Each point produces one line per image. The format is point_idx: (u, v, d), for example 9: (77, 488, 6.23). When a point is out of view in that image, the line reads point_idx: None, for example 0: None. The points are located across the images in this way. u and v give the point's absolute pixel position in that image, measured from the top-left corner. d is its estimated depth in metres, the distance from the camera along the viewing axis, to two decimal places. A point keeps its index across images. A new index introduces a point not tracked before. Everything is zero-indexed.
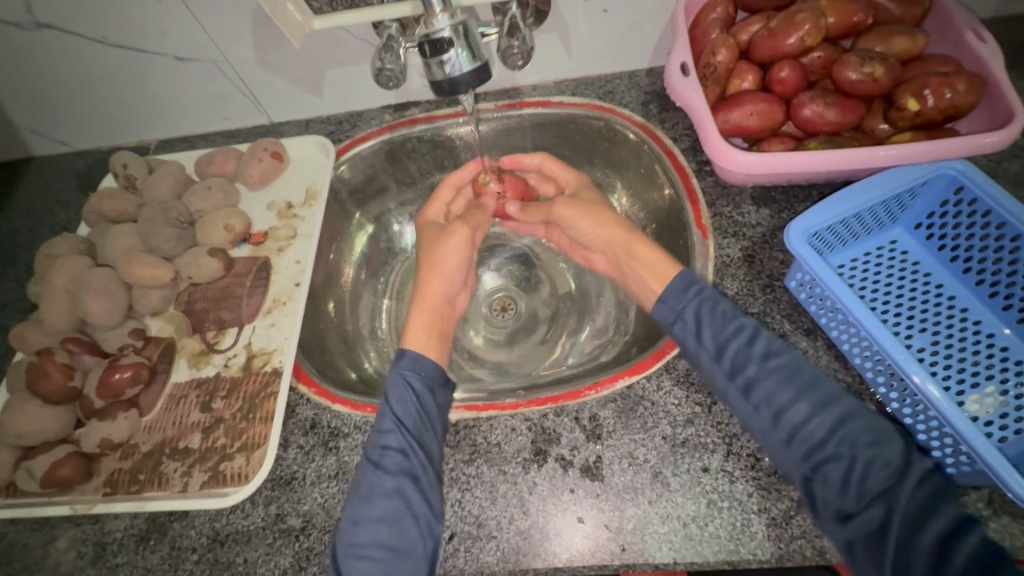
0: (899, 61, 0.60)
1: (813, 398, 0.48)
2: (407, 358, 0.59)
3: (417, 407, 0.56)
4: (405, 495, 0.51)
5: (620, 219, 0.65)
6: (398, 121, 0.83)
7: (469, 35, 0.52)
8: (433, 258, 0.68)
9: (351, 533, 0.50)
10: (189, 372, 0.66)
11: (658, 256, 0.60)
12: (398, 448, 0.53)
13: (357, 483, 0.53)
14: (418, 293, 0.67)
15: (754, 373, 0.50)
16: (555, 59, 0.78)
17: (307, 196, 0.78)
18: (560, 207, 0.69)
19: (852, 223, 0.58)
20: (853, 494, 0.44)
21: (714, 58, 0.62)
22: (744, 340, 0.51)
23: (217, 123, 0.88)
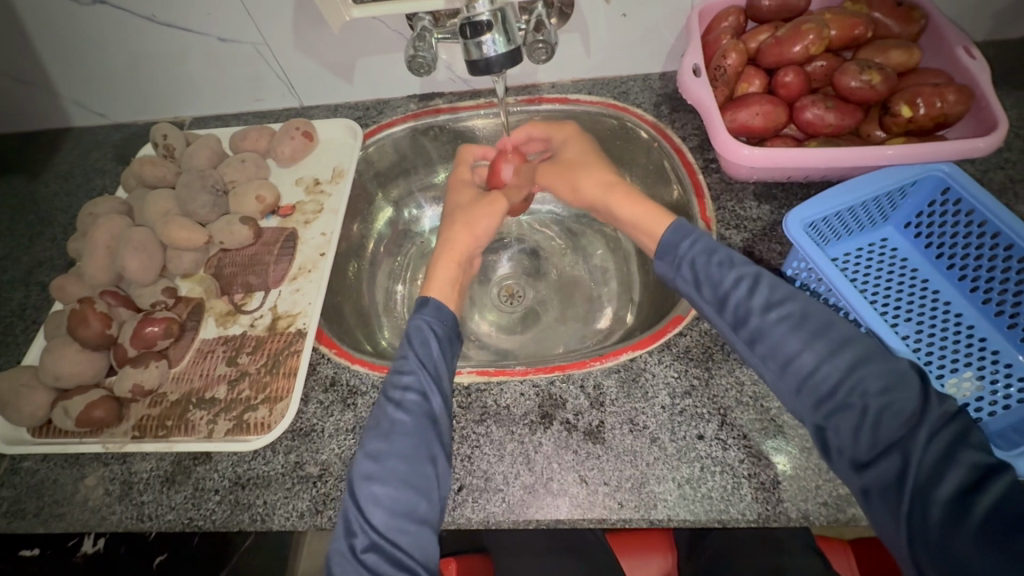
0: (895, 72, 0.65)
1: (821, 345, 0.50)
2: (430, 307, 0.63)
3: (437, 351, 0.59)
4: (425, 434, 0.54)
5: (597, 179, 0.72)
6: (424, 109, 0.88)
7: (506, 21, 0.57)
8: (467, 214, 0.74)
9: (369, 467, 0.52)
10: (216, 330, 0.70)
11: (646, 212, 0.65)
12: (417, 388, 0.56)
13: (374, 421, 0.55)
14: (445, 246, 0.71)
15: (759, 324, 0.52)
16: (574, 58, 0.83)
17: (334, 175, 0.83)
18: (541, 172, 0.78)
19: (846, 216, 0.62)
20: (867, 444, 0.46)
21: (724, 61, 0.67)
22: (746, 289, 0.54)
23: (250, 104, 0.93)
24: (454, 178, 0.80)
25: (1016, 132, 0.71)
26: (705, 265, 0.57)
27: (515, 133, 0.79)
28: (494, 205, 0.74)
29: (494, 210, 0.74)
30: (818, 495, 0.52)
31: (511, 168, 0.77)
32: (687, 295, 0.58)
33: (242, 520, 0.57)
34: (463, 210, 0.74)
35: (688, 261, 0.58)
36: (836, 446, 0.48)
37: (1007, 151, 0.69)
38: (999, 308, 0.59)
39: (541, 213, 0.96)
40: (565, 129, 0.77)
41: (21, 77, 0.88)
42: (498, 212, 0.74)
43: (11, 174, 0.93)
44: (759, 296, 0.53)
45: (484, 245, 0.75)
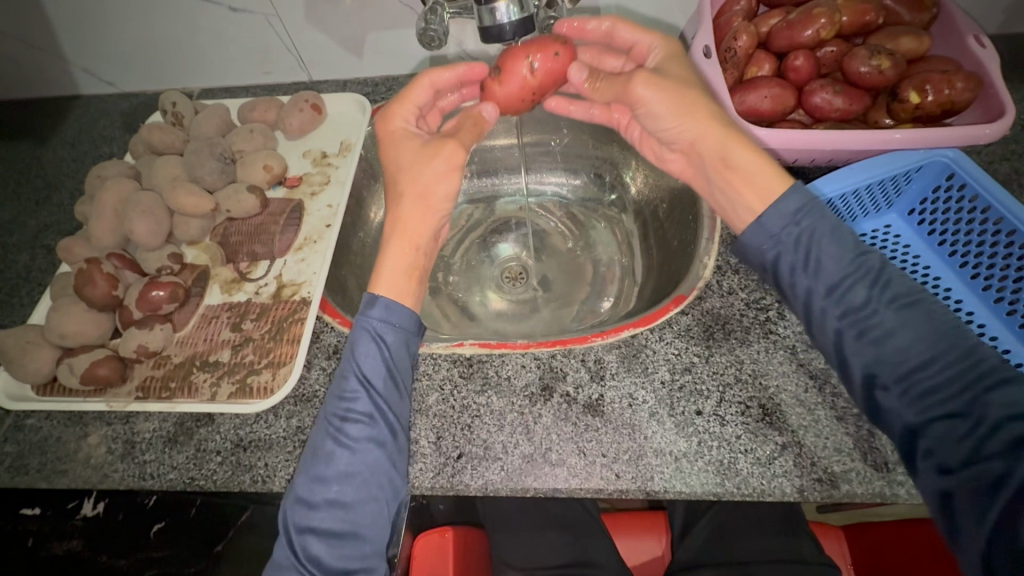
0: (905, 59, 0.65)
1: (948, 351, 0.46)
2: (377, 308, 0.57)
3: (385, 365, 0.55)
4: (372, 461, 0.52)
5: (717, 112, 0.59)
6: None
7: None
8: (415, 172, 0.61)
9: (313, 498, 0.51)
10: (221, 296, 0.70)
11: (760, 165, 0.57)
12: (364, 413, 0.53)
13: (317, 446, 0.53)
14: (394, 224, 0.61)
15: (877, 314, 0.50)
16: None
17: (341, 148, 0.83)
18: (642, 82, 0.60)
19: (853, 200, 0.63)
20: (967, 449, 0.43)
21: (735, 43, 0.68)
22: (870, 283, 0.51)
23: (259, 77, 0.93)
24: (382, 138, 0.65)
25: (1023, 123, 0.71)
26: (828, 248, 0.53)
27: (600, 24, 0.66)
28: (449, 155, 0.60)
29: (444, 167, 0.60)
30: (814, 471, 0.53)
31: (584, 72, 0.65)
32: (778, 275, 0.55)
33: (243, 481, 0.58)
34: (411, 163, 0.61)
35: (799, 232, 0.54)
36: (925, 447, 0.45)
37: (1012, 142, 0.70)
38: (999, 294, 0.59)
39: (547, 196, 0.96)
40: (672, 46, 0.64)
41: (31, 42, 0.88)
42: (456, 166, 0.61)
43: (18, 140, 0.93)
44: (883, 292, 0.51)
45: (448, 213, 0.64)
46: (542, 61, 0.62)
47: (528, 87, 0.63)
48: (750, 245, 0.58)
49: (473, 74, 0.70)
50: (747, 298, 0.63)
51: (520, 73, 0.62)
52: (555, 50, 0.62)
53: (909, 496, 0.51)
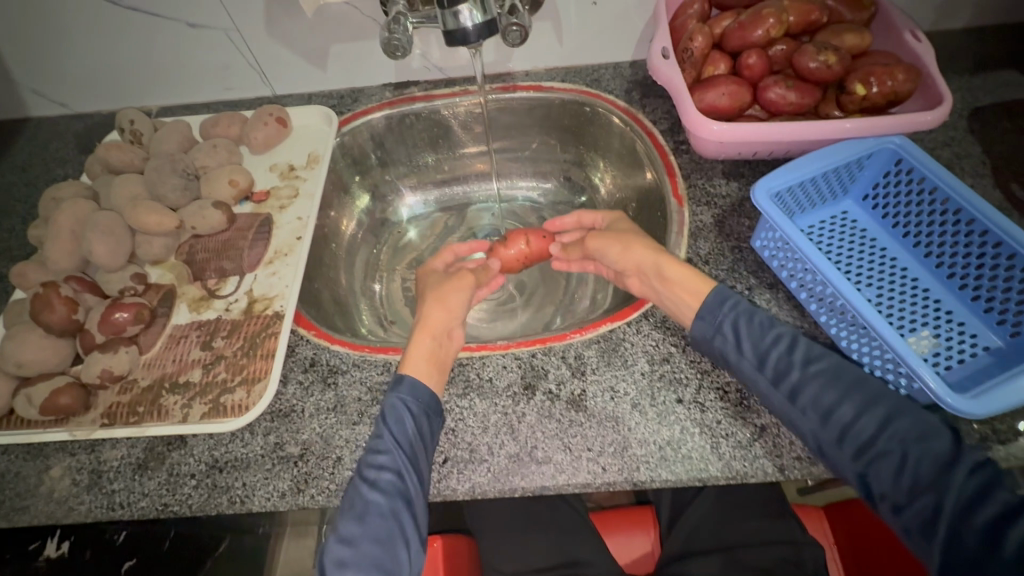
0: (850, 55, 0.69)
1: (858, 398, 0.50)
2: (405, 385, 0.56)
3: (415, 434, 0.54)
4: (400, 518, 0.51)
5: (649, 242, 0.65)
6: (399, 97, 0.88)
7: None
8: (437, 291, 0.67)
9: (341, 554, 0.50)
10: (189, 315, 0.68)
11: (690, 276, 0.60)
12: (394, 473, 0.52)
13: (346, 502, 0.52)
14: (418, 325, 0.63)
15: (798, 379, 0.52)
16: (547, 45, 0.86)
17: (308, 160, 0.82)
18: (590, 241, 0.71)
19: (811, 189, 0.66)
20: (907, 482, 0.47)
21: (691, 44, 0.71)
22: (784, 347, 0.54)
23: (220, 92, 0.91)
24: (420, 276, 0.72)
25: (958, 113, 0.77)
26: (747, 328, 0.56)
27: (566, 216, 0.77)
28: (461, 279, 0.68)
29: (450, 290, 0.66)
30: (792, 449, 0.54)
31: (558, 245, 0.76)
32: (724, 355, 0.57)
33: (220, 503, 0.56)
34: (435, 291, 0.66)
35: (728, 322, 0.57)
36: (878, 490, 0.48)
37: (949, 130, 0.75)
38: (951, 270, 0.62)
39: (518, 201, 0.98)
40: (616, 214, 0.73)
41: None
42: (467, 286, 0.68)
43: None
44: (798, 353, 0.53)
45: (463, 320, 0.66)
46: (535, 240, 0.75)
47: (523, 254, 0.75)
48: (696, 338, 0.59)
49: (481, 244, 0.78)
50: None
51: (514, 249, 0.75)
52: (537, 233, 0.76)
53: None
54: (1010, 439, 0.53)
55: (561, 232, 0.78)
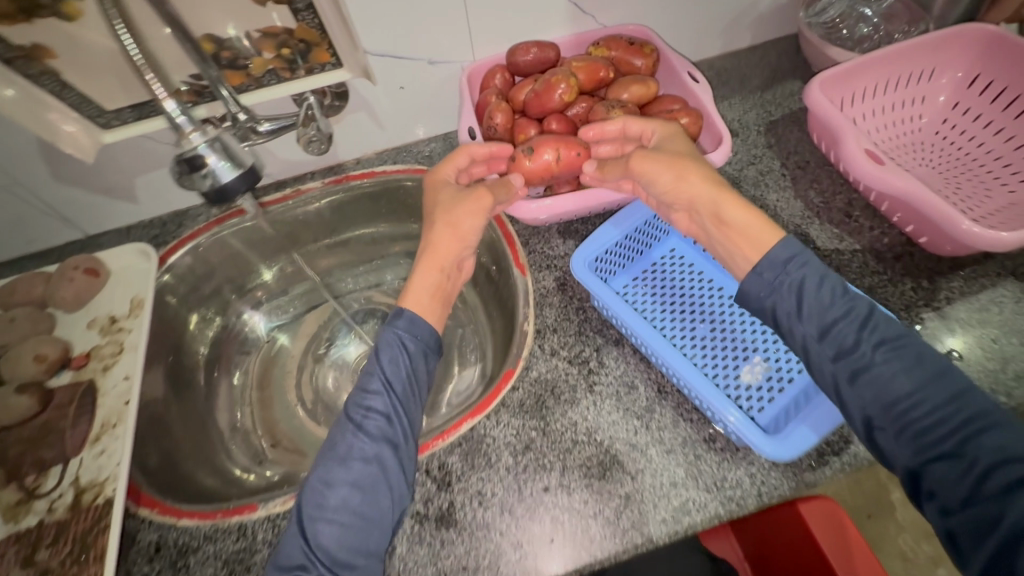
0: (640, 104, 0.73)
1: (934, 390, 0.46)
2: (404, 320, 0.60)
3: (406, 371, 0.58)
4: (383, 461, 0.53)
5: (708, 175, 0.58)
6: (226, 213, 0.83)
7: (228, 146, 0.55)
8: (445, 211, 0.64)
9: (321, 493, 0.51)
10: (5, 528, 0.60)
11: (756, 222, 0.55)
12: (382, 412, 0.55)
13: (334, 442, 0.54)
14: (427, 248, 0.64)
15: (867, 358, 0.49)
16: (368, 132, 0.84)
17: (131, 307, 0.74)
18: (637, 158, 0.61)
19: (625, 249, 0.68)
20: (967, 488, 0.42)
21: (493, 121, 0.73)
22: (855, 324, 0.50)
23: (21, 247, 0.82)
24: (428, 181, 0.68)
25: (756, 130, 0.83)
26: (813, 294, 0.52)
27: (611, 125, 0.67)
28: (477, 200, 0.63)
29: (469, 218, 0.64)
30: (656, 515, 0.55)
31: (593, 164, 0.65)
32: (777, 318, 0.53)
33: None
34: (446, 210, 0.64)
35: (791, 281, 0.52)
36: (929, 489, 0.44)
37: (752, 149, 0.81)
38: None
39: (386, 282, 0.95)
40: (677, 128, 0.64)
41: None
42: (482, 211, 0.64)
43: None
44: (873, 332, 0.50)
45: (473, 247, 0.67)
46: (564, 155, 0.65)
47: (550, 170, 0.66)
48: (747, 293, 0.55)
49: (504, 153, 0.70)
50: (568, 355, 0.65)
51: (540, 159, 0.65)
52: (578, 148, 0.66)
53: (737, 510, 0.55)
54: (843, 448, 0.57)
55: (599, 140, 0.68)
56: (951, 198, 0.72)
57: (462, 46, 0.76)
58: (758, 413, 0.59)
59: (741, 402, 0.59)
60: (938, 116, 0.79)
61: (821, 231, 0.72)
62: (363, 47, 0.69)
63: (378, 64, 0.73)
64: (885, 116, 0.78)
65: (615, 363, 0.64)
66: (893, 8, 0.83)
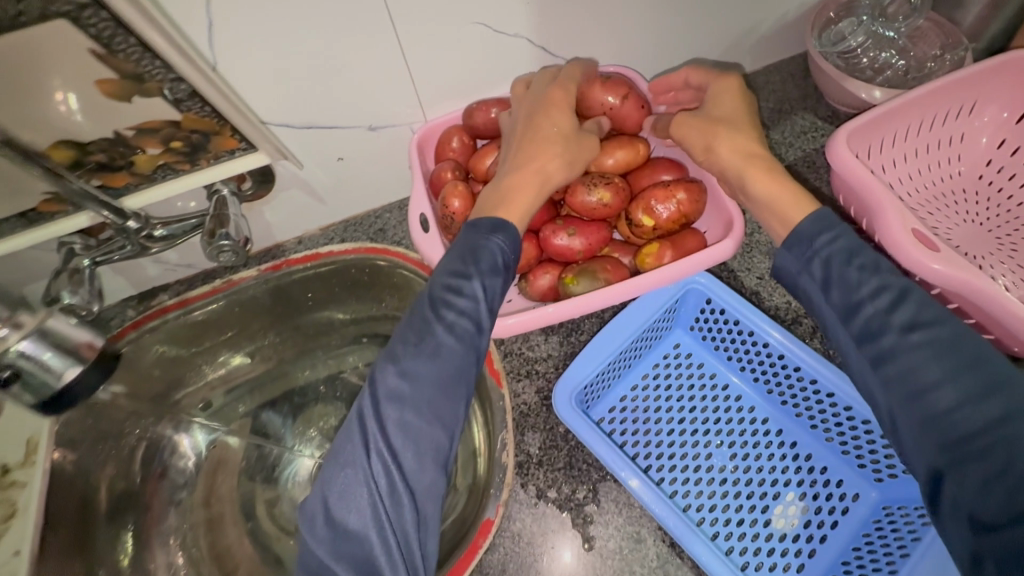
0: (626, 174, 0.60)
1: (969, 381, 0.40)
2: (504, 231, 0.52)
3: (503, 275, 0.52)
4: (467, 370, 0.49)
5: (744, 141, 0.54)
6: (144, 314, 0.70)
7: (57, 331, 0.47)
8: (565, 140, 0.56)
9: (400, 385, 0.47)
10: None
11: (784, 194, 0.51)
12: (472, 317, 0.49)
13: (419, 333, 0.49)
14: (541, 169, 0.55)
15: (893, 345, 0.42)
16: (307, 210, 0.70)
17: (28, 452, 0.62)
18: (683, 123, 0.57)
19: (618, 362, 0.55)
20: (998, 501, 0.36)
21: (449, 207, 0.61)
22: (886, 302, 0.43)
23: None
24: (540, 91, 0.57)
25: None
26: (840, 272, 0.46)
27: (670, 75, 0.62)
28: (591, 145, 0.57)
29: (577, 167, 0.57)
30: None
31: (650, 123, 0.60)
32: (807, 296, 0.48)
33: None
34: (568, 144, 0.56)
35: (819, 259, 0.47)
36: (950, 498, 0.39)
37: None
38: (799, 406, 0.54)
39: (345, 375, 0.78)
40: (731, 81, 0.58)
41: None
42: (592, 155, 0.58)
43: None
44: (900, 314, 0.43)
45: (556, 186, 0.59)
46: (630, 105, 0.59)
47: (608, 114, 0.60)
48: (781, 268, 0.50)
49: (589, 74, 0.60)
50: (556, 498, 0.54)
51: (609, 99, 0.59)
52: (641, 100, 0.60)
53: None
54: None
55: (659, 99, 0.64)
56: (990, 270, 0.62)
57: (409, 108, 0.63)
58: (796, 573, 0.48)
59: (771, 559, 0.49)
60: (980, 157, 0.66)
61: None
62: (261, 118, 0.56)
63: (287, 134, 0.59)
64: (918, 161, 0.66)
65: (614, 509, 0.53)
66: (918, 27, 0.71)
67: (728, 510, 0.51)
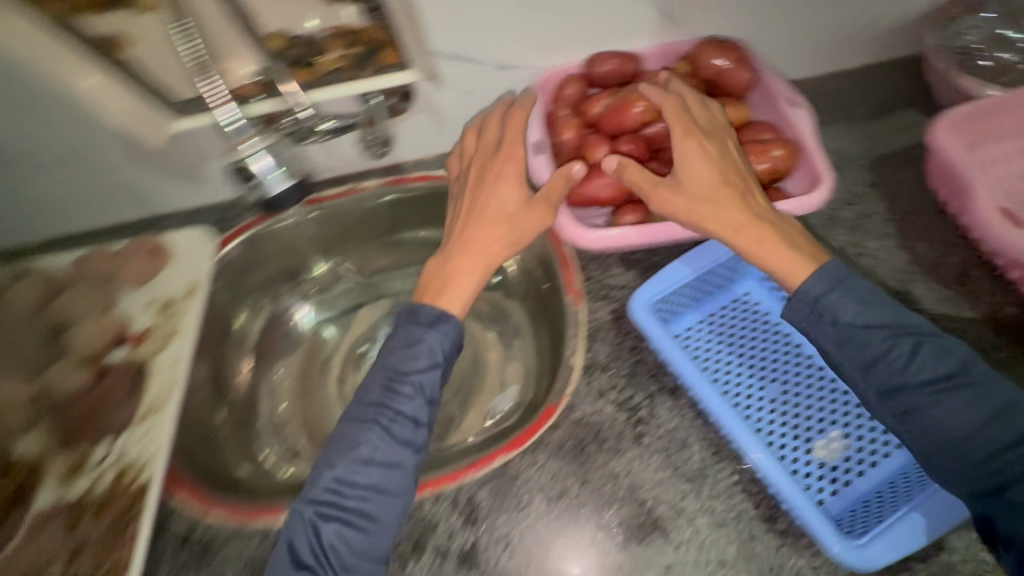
0: (728, 130, 0.65)
1: (996, 430, 0.46)
2: (440, 321, 0.58)
3: (440, 377, 0.57)
4: (405, 467, 0.54)
5: (732, 206, 0.55)
6: (284, 204, 0.82)
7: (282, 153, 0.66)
8: (459, 245, 0.61)
9: (339, 484, 0.53)
10: (56, 492, 0.63)
11: (783, 256, 0.53)
12: (411, 416, 0.55)
13: (353, 435, 0.54)
14: (476, 253, 0.61)
15: (912, 396, 0.48)
16: (431, 136, 0.80)
17: (187, 291, 0.75)
18: (661, 191, 0.57)
19: (689, 291, 0.62)
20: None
21: (561, 137, 0.70)
22: (905, 357, 0.49)
23: (92, 221, 0.83)
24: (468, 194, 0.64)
25: (862, 164, 0.73)
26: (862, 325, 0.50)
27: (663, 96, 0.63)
28: (491, 232, 0.61)
29: (525, 237, 0.61)
30: None
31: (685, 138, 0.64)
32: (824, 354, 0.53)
33: None
34: (498, 227, 0.61)
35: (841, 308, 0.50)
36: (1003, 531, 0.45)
37: (854, 186, 0.71)
38: None
39: None
40: (688, 137, 0.57)
41: None
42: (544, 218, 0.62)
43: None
44: (917, 371, 0.48)
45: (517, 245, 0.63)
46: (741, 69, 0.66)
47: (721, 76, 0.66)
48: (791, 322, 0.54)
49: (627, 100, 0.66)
50: (617, 399, 0.60)
51: (719, 61, 0.66)
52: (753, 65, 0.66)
53: None
54: (931, 556, 0.50)
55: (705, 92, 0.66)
56: None
57: (539, 52, 0.71)
58: (830, 496, 0.53)
59: (810, 481, 0.54)
60: None
61: (924, 290, 0.63)
62: (432, 47, 0.66)
63: (445, 64, 0.69)
64: None
65: (668, 415, 0.59)
66: None
67: (777, 433, 0.56)
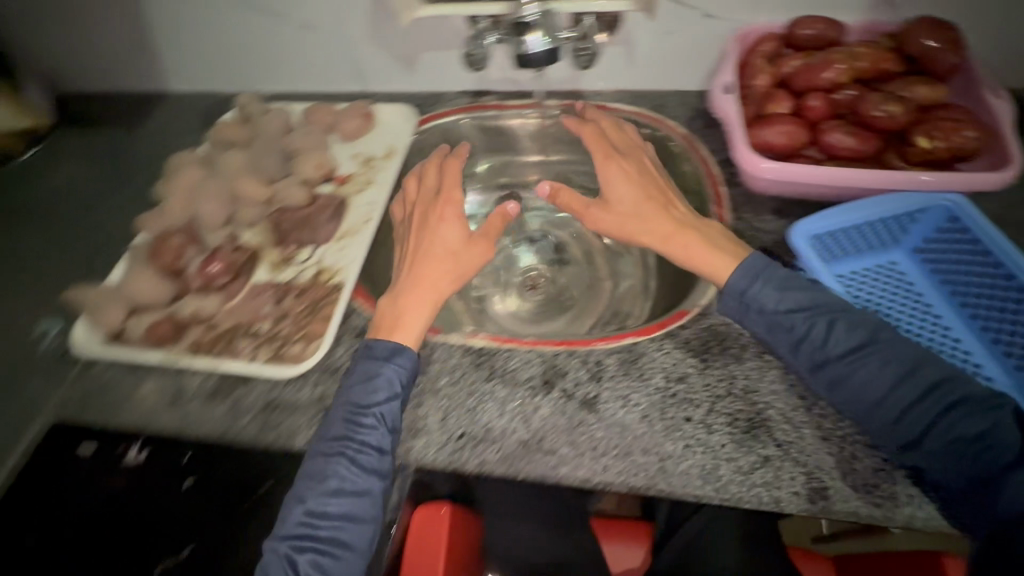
0: (919, 105, 0.69)
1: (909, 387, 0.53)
2: (394, 355, 0.63)
3: (398, 407, 0.61)
4: (375, 493, 0.58)
5: (658, 221, 0.66)
6: (474, 104, 0.94)
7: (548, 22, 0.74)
8: (416, 269, 0.68)
9: (313, 518, 0.56)
10: (269, 274, 0.79)
11: (711, 257, 0.63)
12: (376, 446, 0.58)
13: (315, 470, 0.58)
14: (416, 284, 0.67)
15: (839, 370, 0.56)
16: (620, 68, 0.87)
17: (386, 152, 0.90)
18: (598, 217, 0.70)
19: (856, 236, 0.68)
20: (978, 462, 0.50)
21: (753, 81, 0.75)
22: (821, 333, 0.57)
23: (318, 84, 0.99)
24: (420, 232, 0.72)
25: None
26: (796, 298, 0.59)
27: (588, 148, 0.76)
28: (441, 265, 0.68)
29: (468, 272, 0.69)
30: (792, 484, 0.56)
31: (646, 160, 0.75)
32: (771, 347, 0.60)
33: (269, 436, 0.66)
34: (448, 261, 0.69)
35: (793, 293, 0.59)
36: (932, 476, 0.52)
37: None
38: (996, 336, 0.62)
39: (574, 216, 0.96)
40: (610, 169, 0.71)
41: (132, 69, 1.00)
42: (481, 253, 0.70)
43: (61, 127, 1.01)
44: (835, 344, 0.56)
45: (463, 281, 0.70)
46: (950, 51, 0.69)
47: (928, 56, 0.69)
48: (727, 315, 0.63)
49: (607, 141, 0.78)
50: None
51: (930, 41, 0.69)
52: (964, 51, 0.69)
53: (881, 519, 0.54)
54: None
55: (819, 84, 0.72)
56: None
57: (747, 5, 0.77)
58: None
59: None
60: None
61: None
62: None
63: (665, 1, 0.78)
64: None
65: None
66: None
67: None
